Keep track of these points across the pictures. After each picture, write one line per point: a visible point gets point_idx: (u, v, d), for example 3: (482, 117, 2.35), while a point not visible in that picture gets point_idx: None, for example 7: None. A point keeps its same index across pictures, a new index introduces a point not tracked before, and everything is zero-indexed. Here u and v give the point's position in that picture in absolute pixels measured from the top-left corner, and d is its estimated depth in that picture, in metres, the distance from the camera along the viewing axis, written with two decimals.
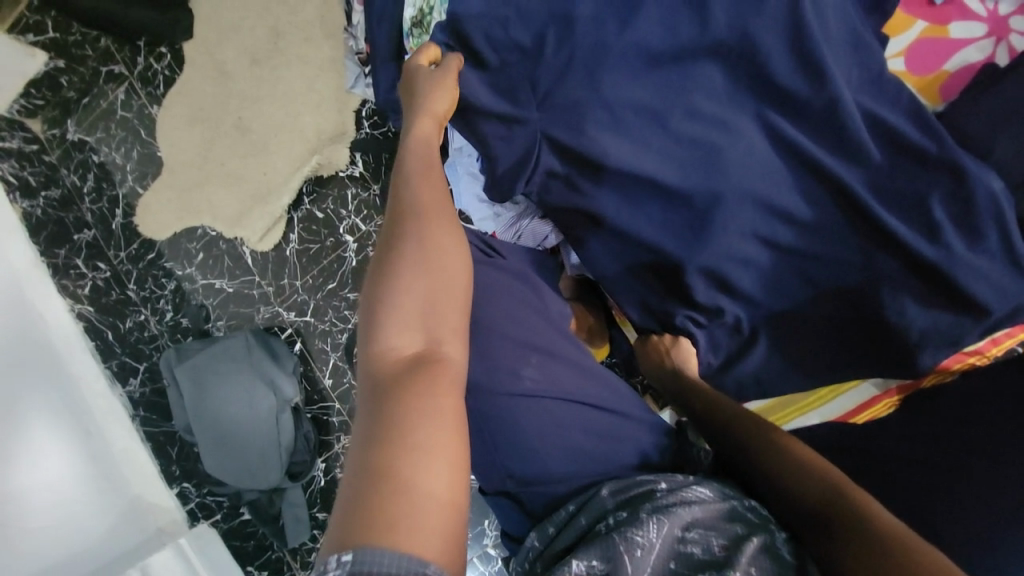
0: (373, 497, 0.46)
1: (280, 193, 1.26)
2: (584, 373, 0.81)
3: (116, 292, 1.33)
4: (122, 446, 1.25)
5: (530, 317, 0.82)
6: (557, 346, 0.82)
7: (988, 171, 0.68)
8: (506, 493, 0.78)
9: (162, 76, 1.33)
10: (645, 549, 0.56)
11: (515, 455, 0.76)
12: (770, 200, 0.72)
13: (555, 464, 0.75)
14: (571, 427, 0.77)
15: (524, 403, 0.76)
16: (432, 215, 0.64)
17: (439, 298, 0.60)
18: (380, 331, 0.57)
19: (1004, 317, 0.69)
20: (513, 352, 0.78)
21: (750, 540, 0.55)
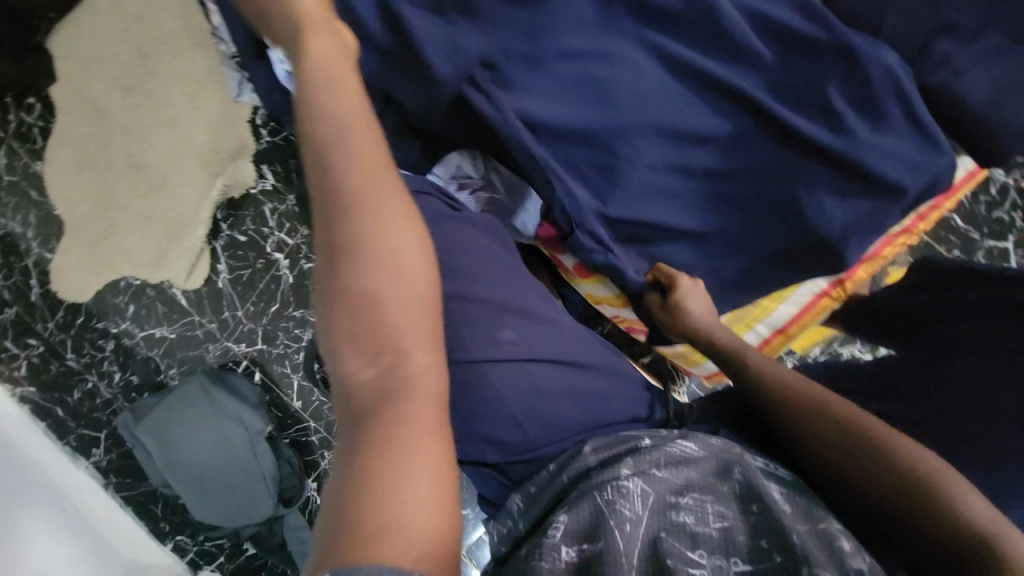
0: (353, 512, 0.43)
1: (194, 225, 1.18)
2: (567, 330, 0.74)
3: (55, 365, 1.26)
4: (102, 517, 1.23)
5: (505, 277, 0.74)
6: (533, 305, 0.74)
7: (879, 47, 0.66)
8: (485, 462, 0.71)
9: (37, 128, 1.23)
10: (633, 524, 0.53)
11: (491, 420, 0.68)
12: (670, 122, 0.69)
13: (534, 427, 0.69)
14: (555, 390, 0.70)
15: (502, 367, 0.68)
16: (364, 180, 0.56)
17: (396, 279, 0.53)
18: (338, 328, 0.53)
19: (922, 191, 0.68)
20: (485, 315, 0.70)
21: (748, 511, 0.53)
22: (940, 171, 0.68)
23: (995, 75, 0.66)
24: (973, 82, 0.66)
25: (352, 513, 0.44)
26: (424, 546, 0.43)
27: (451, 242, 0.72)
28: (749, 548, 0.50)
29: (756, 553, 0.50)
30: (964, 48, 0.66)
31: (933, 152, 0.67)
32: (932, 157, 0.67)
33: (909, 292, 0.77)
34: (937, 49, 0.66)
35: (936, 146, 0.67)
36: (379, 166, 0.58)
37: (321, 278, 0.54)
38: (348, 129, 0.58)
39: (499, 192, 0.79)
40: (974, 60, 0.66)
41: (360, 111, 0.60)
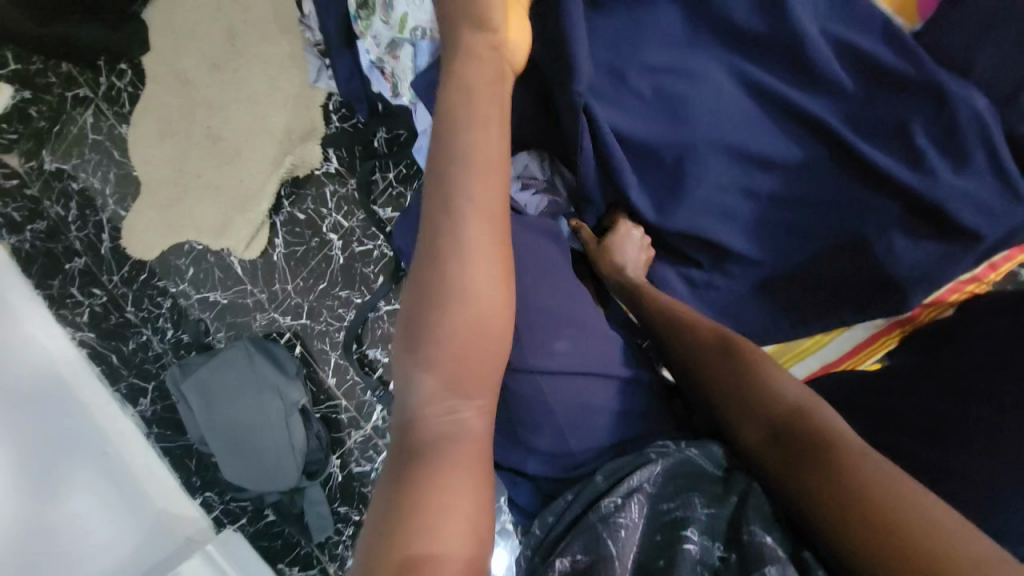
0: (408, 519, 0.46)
1: (259, 198, 1.25)
2: (616, 343, 0.74)
3: (115, 316, 1.35)
4: (140, 463, 1.28)
5: (559, 286, 0.73)
6: (584, 314, 0.73)
7: (969, 90, 0.65)
8: (521, 471, 0.74)
9: (127, 93, 1.31)
10: (629, 528, 0.55)
11: (539, 431, 0.70)
12: (746, 144, 0.70)
13: (574, 438, 0.70)
14: (600, 406, 0.70)
15: (551, 379, 0.69)
16: (482, 227, 0.55)
17: (483, 326, 0.54)
18: (418, 340, 0.53)
19: (999, 241, 0.67)
20: (541, 325, 0.70)
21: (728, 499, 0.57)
22: (1021, 221, 0.67)
23: None
24: None
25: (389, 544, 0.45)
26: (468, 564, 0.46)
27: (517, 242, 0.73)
28: (722, 536, 0.54)
29: (726, 541, 0.53)
30: None
31: (1016, 202, 0.66)
32: (1014, 207, 0.66)
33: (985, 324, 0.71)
34: None
35: (1019, 196, 0.66)
36: (495, 215, 0.56)
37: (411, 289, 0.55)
38: (475, 169, 0.57)
39: (559, 196, 0.81)
40: None
41: (494, 154, 0.59)
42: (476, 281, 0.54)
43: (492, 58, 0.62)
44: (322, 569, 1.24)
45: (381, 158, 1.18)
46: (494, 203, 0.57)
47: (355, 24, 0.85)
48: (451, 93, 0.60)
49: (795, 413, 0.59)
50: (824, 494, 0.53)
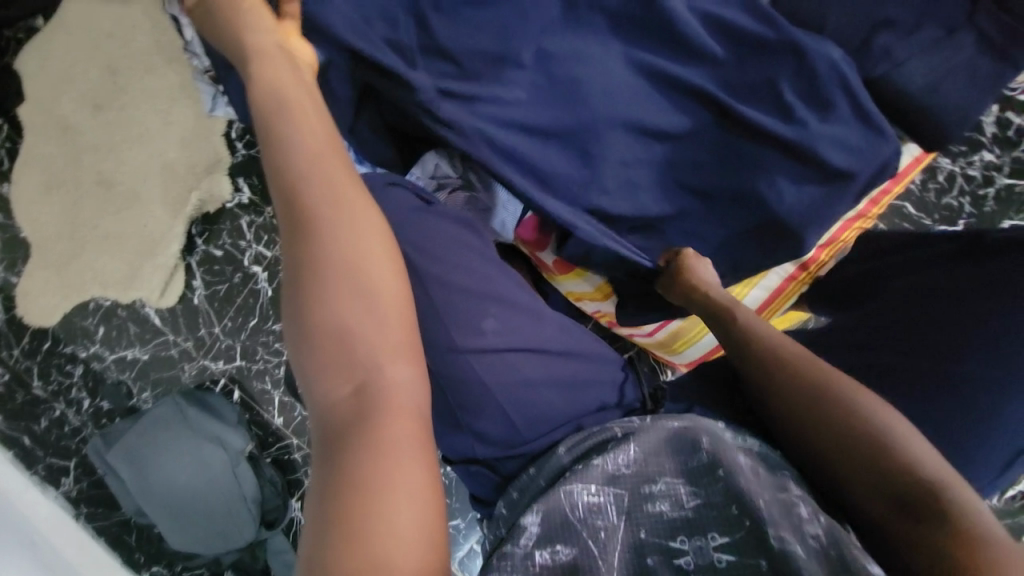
0: (341, 539, 0.44)
1: (167, 241, 1.16)
2: (548, 321, 0.76)
3: (21, 394, 1.20)
4: (72, 551, 1.13)
5: (483, 265, 0.76)
6: (513, 294, 0.76)
7: (824, 43, 0.72)
8: (477, 460, 0.74)
9: (4, 150, 1.20)
10: (608, 531, 0.57)
11: (481, 414, 0.71)
12: (641, 118, 0.73)
13: (519, 416, 0.71)
14: (539, 380, 0.72)
15: (483, 358, 0.71)
16: (337, 216, 0.56)
17: (371, 307, 0.54)
18: (306, 352, 0.53)
19: (872, 176, 0.75)
20: (467, 307, 0.72)
21: (720, 473, 0.57)
22: (888, 156, 0.74)
23: (933, 64, 0.72)
24: (912, 71, 0.72)
25: (330, 551, 0.44)
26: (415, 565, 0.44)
27: (433, 225, 0.75)
28: (717, 521, 0.55)
29: (728, 525, 0.54)
30: (903, 40, 0.72)
31: (879, 139, 0.73)
32: (878, 143, 0.74)
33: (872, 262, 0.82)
34: (880, 42, 0.73)
35: (881, 133, 0.73)
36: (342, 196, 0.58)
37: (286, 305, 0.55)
38: (315, 162, 0.59)
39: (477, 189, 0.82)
40: (912, 52, 0.72)
41: (338, 155, 0.60)
42: (351, 268, 0.55)
43: (283, 50, 0.66)
44: None
45: None
46: (351, 192, 0.58)
47: None
48: (275, 112, 0.61)
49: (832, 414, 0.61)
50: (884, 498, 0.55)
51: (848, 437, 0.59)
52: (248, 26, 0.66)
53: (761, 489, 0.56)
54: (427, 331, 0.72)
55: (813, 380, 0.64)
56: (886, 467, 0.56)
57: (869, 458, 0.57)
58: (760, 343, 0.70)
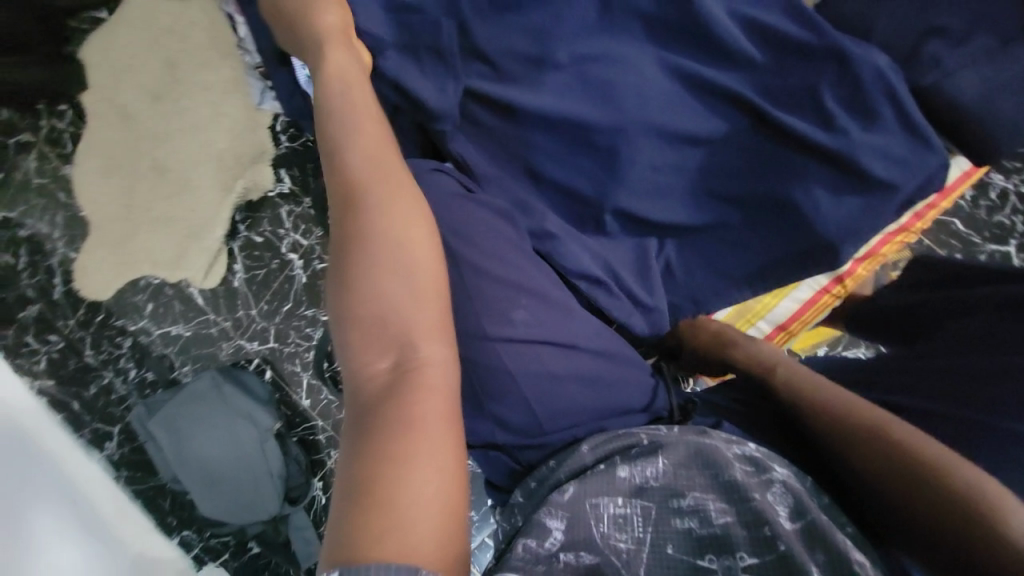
0: (363, 508, 0.45)
1: (213, 225, 1.23)
2: (581, 318, 0.74)
3: (73, 360, 1.28)
4: (111, 511, 1.21)
5: (520, 251, 0.72)
6: (548, 288, 0.73)
7: (869, 50, 0.70)
8: (494, 446, 0.74)
9: (69, 134, 1.29)
10: (631, 544, 0.58)
11: (504, 405, 0.70)
12: (674, 122, 0.74)
13: (543, 410, 0.70)
14: (566, 376, 0.71)
15: (511, 349, 0.69)
16: (390, 204, 0.61)
17: (412, 293, 0.57)
18: (348, 325, 0.56)
19: (914, 189, 0.73)
20: (498, 295, 0.70)
21: (753, 496, 0.58)
22: (933, 168, 0.72)
23: (985, 74, 0.69)
24: (964, 80, 0.69)
25: (357, 512, 0.45)
26: (433, 541, 0.45)
27: (468, 204, 0.72)
28: (753, 541, 0.55)
29: (761, 545, 0.55)
30: (955, 49, 0.70)
31: (924, 151, 0.71)
32: (922, 154, 0.71)
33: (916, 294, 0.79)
34: (928, 50, 0.70)
35: (927, 144, 0.71)
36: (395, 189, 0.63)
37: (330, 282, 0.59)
38: (371, 157, 0.64)
39: None
40: (963, 62, 0.70)
41: (390, 159, 0.65)
42: (394, 256, 0.58)
43: (345, 36, 0.70)
44: None
45: None
46: (399, 189, 0.63)
47: None
48: (335, 113, 0.67)
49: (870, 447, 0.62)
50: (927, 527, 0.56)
51: (889, 468, 0.60)
52: (315, 13, 0.70)
53: (784, 514, 0.58)
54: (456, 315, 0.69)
55: (858, 421, 0.64)
56: (938, 504, 0.56)
57: (923, 499, 0.57)
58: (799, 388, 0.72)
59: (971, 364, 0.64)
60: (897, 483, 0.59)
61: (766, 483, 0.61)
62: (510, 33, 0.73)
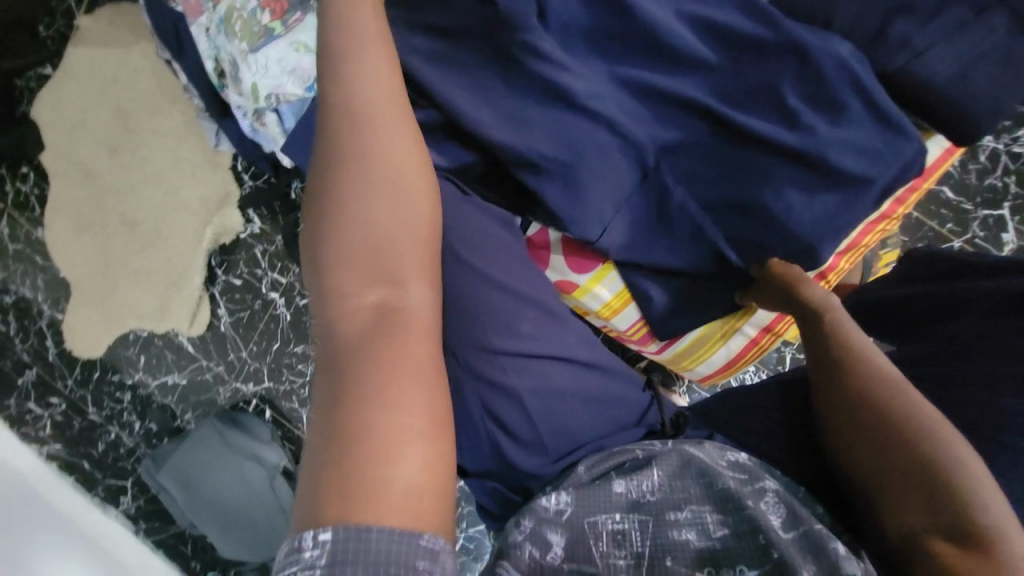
0: (350, 458, 0.45)
1: (190, 274, 1.22)
2: (581, 333, 0.77)
3: (78, 421, 1.31)
4: (135, 561, 1.27)
5: (518, 267, 0.75)
6: (553, 302, 0.76)
7: (832, 39, 0.66)
8: (493, 474, 0.74)
9: (34, 196, 1.27)
10: (630, 558, 0.58)
11: (511, 421, 0.71)
12: (634, 138, 0.70)
13: (547, 428, 0.71)
14: (569, 392, 0.72)
15: (517, 364, 0.71)
16: (389, 153, 0.59)
17: (399, 246, 0.56)
18: (338, 267, 0.55)
19: (893, 180, 0.69)
20: (504, 309, 0.72)
21: (745, 501, 0.59)
22: (910, 157, 0.67)
23: (955, 53, 0.65)
24: (934, 61, 0.65)
25: (347, 462, 0.45)
26: (424, 503, 0.45)
27: (471, 224, 0.72)
28: (749, 552, 0.55)
29: (752, 556, 0.55)
30: (923, 28, 0.65)
31: (899, 139, 0.67)
32: (898, 144, 0.67)
33: (907, 287, 0.73)
34: (896, 31, 0.65)
35: (901, 133, 0.67)
36: (398, 139, 0.60)
37: (318, 221, 0.57)
38: (375, 103, 0.61)
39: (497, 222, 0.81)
40: (933, 41, 0.65)
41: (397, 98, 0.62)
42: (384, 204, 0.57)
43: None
44: None
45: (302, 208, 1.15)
46: (392, 134, 0.60)
47: (223, 92, 0.88)
48: (331, 50, 0.63)
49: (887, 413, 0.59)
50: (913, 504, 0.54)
51: (900, 449, 0.56)
52: None
53: (779, 523, 0.57)
54: (461, 332, 0.71)
55: (879, 389, 0.61)
56: (927, 496, 0.53)
57: (909, 482, 0.55)
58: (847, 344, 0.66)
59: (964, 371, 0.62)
60: (869, 434, 0.59)
61: (755, 492, 0.60)
62: (449, 69, 0.69)
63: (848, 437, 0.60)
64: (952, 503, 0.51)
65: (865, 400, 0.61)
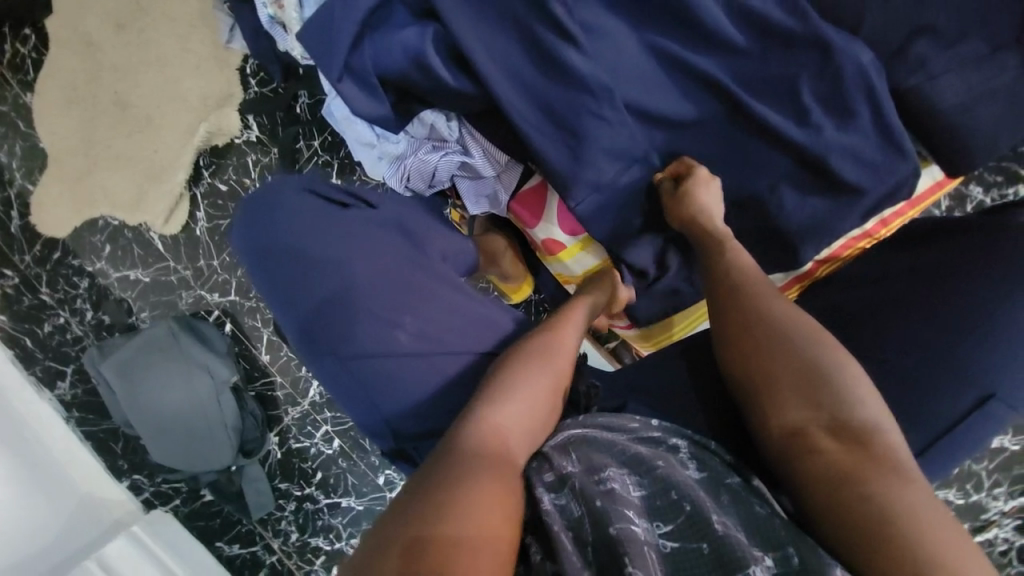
0: (429, 524, 0.43)
1: (175, 170, 1.17)
2: (470, 321, 0.70)
3: (27, 298, 1.24)
4: (62, 445, 1.22)
5: (413, 280, 0.70)
6: (436, 294, 0.70)
7: (856, 44, 0.67)
8: (401, 454, 0.68)
9: (30, 60, 1.21)
10: (570, 526, 0.48)
11: (402, 411, 0.66)
12: (648, 106, 0.71)
13: (437, 413, 0.66)
14: (456, 381, 0.67)
15: (396, 364, 0.66)
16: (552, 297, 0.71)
17: (537, 367, 0.61)
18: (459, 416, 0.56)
19: (883, 197, 0.71)
20: (387, 305, 0.67)
21: (656, 463, 0.52)
22: (902, 177, 0.70)
23: (968, 83, 0.67)
24: (946, 87, 0.67)
25: (424, 522, 0.44)
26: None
27: (347, 238, 0.71)
28: (660, 509, 0.49)
29: (666, 512, 0.48)
30: (942, 52, 0.67)
31: (895, 158, 0.69)
32: (893, 162, 0.69)
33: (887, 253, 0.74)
34: (914, 51, 0.67)
35: (899, 151, 0.69)
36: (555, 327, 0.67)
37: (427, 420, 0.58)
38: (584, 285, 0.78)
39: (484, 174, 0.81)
40: (948, 67, 0.67)
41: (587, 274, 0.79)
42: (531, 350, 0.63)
43: None
44: (265, 546, 1.24)
45: (304, 125, 1.14)
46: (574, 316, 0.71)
47: None
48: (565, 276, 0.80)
49: (782, 332, 0.57)
50: (807, 403, 0.53)
51: (789, 359, 0.55)
52: None
53: (694, 478, 0.52)
54: (341, 335, 0.66)
55: (771, 307, 0.60)
56: (821, 403, 0.52)
57: (799, 385, 0.54)
58: (721, 267, 0.66)
59: (941, 292, 0.66)
60: (763, 353, 0.57)
61: (664, 456, 0.54)
62: None
63: (746, 362, 0.58)
64: (838, 398, 0.52)
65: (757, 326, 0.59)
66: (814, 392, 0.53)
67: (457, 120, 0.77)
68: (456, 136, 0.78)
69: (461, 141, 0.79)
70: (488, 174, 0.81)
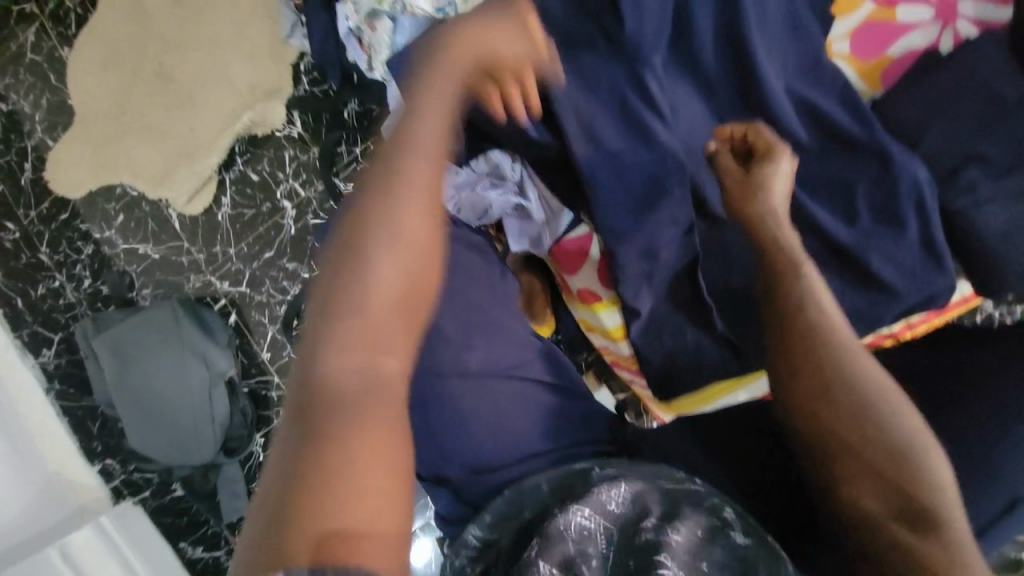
0: (317, 498, 0.44)
1: (208, 151, 1.15)
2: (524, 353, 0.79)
3: (25, 255, 1.19)
4: (35, 418, 1.16)
5: (483, 312, 0.77)
6: (500, 329, 0.78)
7: (914, 161, 0.71)
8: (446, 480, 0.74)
9: (75, 15, 1.18)
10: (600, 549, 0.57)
11: (462, 439, 0.72)
12: (710, 182, 0.73)
13: (493, 441, 0.73)
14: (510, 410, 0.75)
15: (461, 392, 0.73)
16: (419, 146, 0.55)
17: (408, 281, 0.52)
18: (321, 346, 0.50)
19: (918, 304, 0.73)
20: (458, 335, 0.74)
21: (699, 530, 0.57)
22: (938, 291, 0.72)
23: (1013, 213, 0.70)
24: (992, 214, 0.71)
25: (311, 498, 0.44)
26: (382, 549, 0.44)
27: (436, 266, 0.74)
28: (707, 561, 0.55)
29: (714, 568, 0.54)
30: (992, 182, 0.71)
31: (936, 271, 0.72)
32: (934, 276, 0.72)
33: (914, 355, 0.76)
34: (964, 177, 0.72)
35: (941, 266, 0.72)
36: (423, 206, 0.54)
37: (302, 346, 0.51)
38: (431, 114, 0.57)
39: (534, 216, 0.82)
40: (995, 196, 0.71)
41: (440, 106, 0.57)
42: (399, 256, 0.52)
43: None
44: (228, 552, 1.18)
45: (349, 130, 1.13)
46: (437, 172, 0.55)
47: None
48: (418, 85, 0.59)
49: (870, 411, 0.59)
50: (883, 489, 0.59)
51: (872, 443, 0.59)
52: None
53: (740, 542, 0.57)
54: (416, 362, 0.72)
55: (863, 388, 0.60)
56: (899, 489, 0.58)
57: (882, 470, 0.59)
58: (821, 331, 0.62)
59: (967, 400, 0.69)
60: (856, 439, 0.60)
61: (718, 522, 0.58)
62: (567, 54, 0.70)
63: (829, 438, 0.61)
64: (916, 488, 0.58)
65: (845, 405, 0.60)
66: (891, 479, 0.58)
67: (521, 163, 0.79)
68: (516, 176, 0.80)
69: (521, 182, 0.80)
70: (539, 216, 0.82)
